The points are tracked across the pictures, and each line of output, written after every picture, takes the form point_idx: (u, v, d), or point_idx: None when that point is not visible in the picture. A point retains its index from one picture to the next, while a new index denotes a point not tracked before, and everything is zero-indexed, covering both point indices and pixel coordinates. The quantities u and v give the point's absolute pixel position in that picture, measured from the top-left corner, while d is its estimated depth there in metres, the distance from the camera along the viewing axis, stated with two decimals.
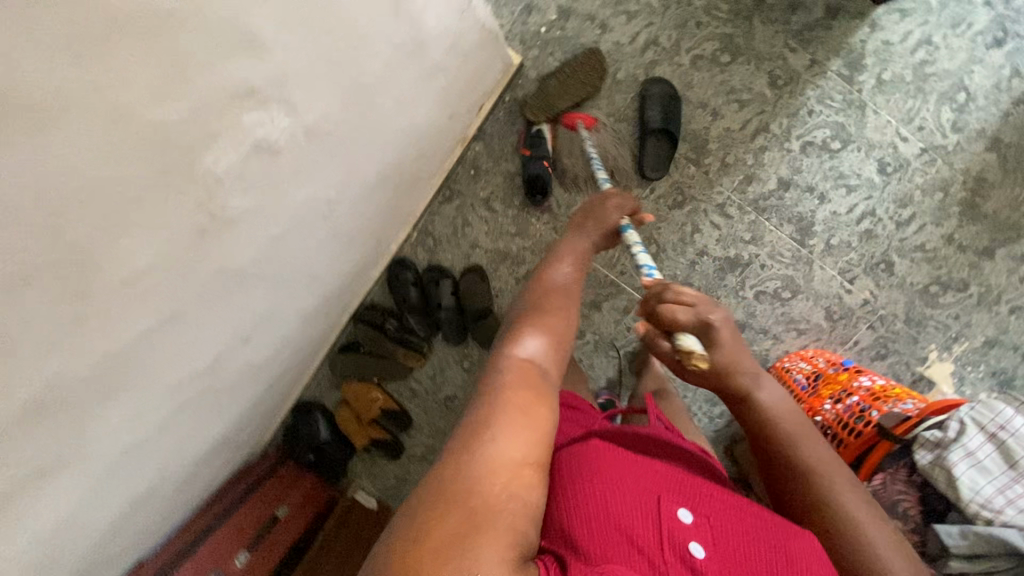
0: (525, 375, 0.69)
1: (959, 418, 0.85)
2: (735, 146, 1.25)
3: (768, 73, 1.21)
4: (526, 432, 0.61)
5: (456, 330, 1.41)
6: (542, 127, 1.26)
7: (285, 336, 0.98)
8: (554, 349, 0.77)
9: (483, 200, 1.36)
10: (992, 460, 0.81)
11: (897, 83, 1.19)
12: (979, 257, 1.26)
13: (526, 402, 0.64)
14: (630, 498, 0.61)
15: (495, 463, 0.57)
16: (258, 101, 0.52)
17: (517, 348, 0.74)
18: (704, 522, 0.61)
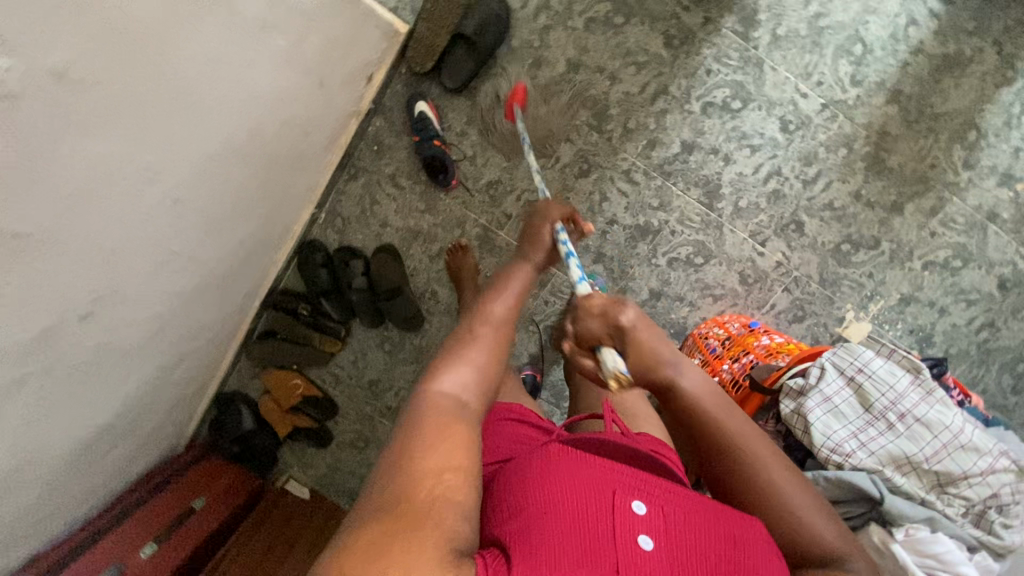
0: (449, 405, 0.68)
1: (821, 364, 0.90)
2: (637, 110, 1.22)
3: (663, 33, 1.18)
4: (449, 445, 0.62)
5: (370, 311, 1.39)
6: (422, 109, 1.23)
7: (158, 316, 0.95)
8: (482, 376, 0.75)
9: (389, 177, 1.33)
10: (847, 404, 0.87)
11: (792, 37, 1.16)
12: (888, 213, 1.24)
13: (443, 428, 0.64)
14: (583, 492, 0.60)
15: (422, 475, 0.58)
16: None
17: (440, 377, 0.72)
18: (655, 512, 0.61)
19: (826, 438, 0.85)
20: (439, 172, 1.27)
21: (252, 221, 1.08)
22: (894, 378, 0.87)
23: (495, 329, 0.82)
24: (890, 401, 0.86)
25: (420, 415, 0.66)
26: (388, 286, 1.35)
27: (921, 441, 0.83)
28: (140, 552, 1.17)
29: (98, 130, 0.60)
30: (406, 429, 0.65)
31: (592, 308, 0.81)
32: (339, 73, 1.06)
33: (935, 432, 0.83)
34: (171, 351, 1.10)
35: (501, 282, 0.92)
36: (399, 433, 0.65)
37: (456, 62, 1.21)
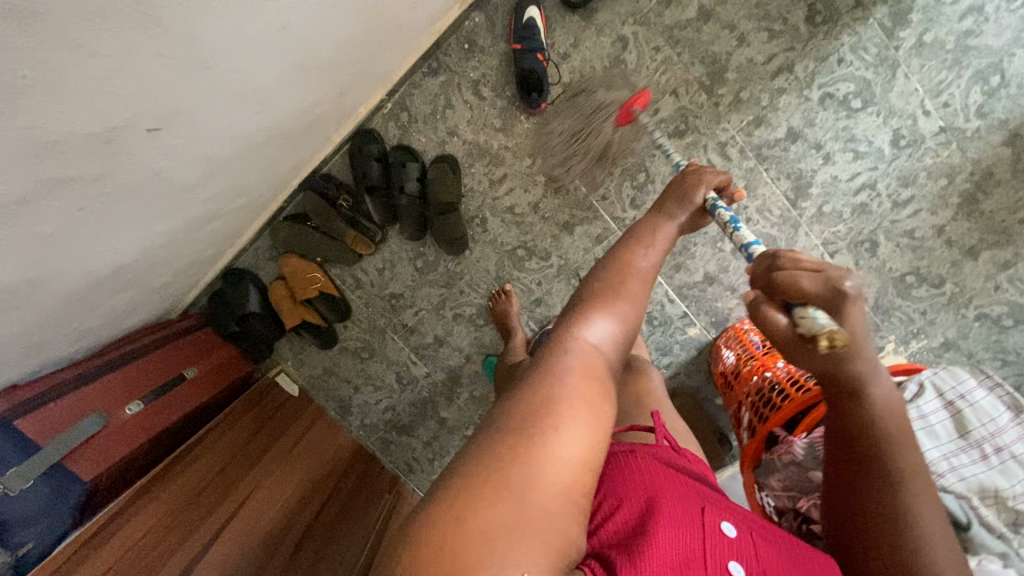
0: (595, 368, 0.53)
1: (920, 381, 0.82)
2: (754, 81, 1.14)
3: (808, 5, 1.09)
4: (588, 420, 0.49)
5: (415, 222, 1.29)
6: (531, 14, 1.13)
7: (212, 160, 0.85)
8: (631, 335, 0.60)
9: (472, 82, 1.22)
10: (943, 426, 0.79)
11: (936, 48, 1.09)
12: (962, 256, 1.21)
13: (584, 398, 0.50)
14: (672, 499, 0.55)
15: (545, 443, 0.47)
16: None
17: (584, 332, 0.56)
18: (746, 538, 0.54)
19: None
20: (533, 90, 1.16)
21: (331, 86, 0.96)
22: (996, 409, 0.78)
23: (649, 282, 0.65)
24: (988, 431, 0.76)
25: (553, 374, 0.52)
26: (442, 201, 1.26)
27: (1014, 477, 0.73)
28: (126, 408, 1.11)
29: None
30: (541, 382, 0.51)
31: (797, 262, 0.62)
32: None
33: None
34: (208, 204, 1.00)
35: (644, 231, 0.72)
36: (525, 389, 0.51)
37: None
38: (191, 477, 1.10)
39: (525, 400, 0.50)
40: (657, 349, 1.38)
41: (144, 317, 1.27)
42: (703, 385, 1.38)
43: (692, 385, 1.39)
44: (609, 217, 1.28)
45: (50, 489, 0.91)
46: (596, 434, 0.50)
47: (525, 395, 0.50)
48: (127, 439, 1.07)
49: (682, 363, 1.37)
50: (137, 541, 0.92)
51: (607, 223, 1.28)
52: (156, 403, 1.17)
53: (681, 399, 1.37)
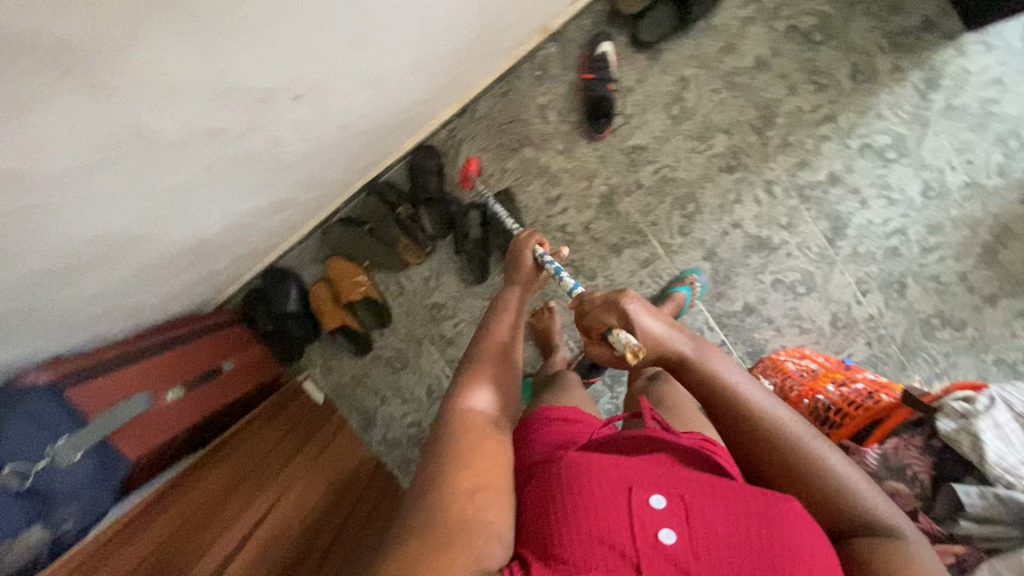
0: (480, 426, 0.71)
1: (990, 394, 0.77)
2: (801, 127, 1.25)
3: (853, 64, 1.21)
4: (488, 461, 0.66)
5: (476, 263, 1.34)
6: (606, 50, 1.22)
7: (317, 142, 0.88)
8: (502, 397, 0.80)
9: (540, 106, 1.30)
10: (1018, 436, 0.73)
11: (963, 112, 1.22)
12: (982, 302, 1.30)
13: (482, 454, 0.66)
14: (595, 488, 0.57)
15: (459, 494, 0.60)
16: None
17: (470, 397, 0.76)
18: (681, 503, 0.56)
19: (1000, 458, 0.71)
20: (601, 117, 1.25)
21: (425, 90, 1.01)
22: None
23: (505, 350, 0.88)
24: None
25: (455, 436, 0.69)
26: (504, 225, 1.30)
27: None
28: (167, 394, 1.04)
29: None
30: (446, 451, 0.66)
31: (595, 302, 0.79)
32: None
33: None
34: (289, 191, 1.02)
35: (503, 309, 0.97)
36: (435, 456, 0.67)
37: (657, 18, 1.22)
38: (208, 484, 1.00)
39: (440, 463, 0.65)
40: None
41: (186, 304, 1.25)
42: None
43: None
44: (657, 242, 1.33)
45: (93, 471, 0.85)
46: (503, 474, 0.65)
47: (437, 459, 0.66)
48: (169, 422, 1.02)
49: None
50: (159, 542, 0.84)
51: (655, 247, 1.33)
52: (198, 389, 1.13)
53: None
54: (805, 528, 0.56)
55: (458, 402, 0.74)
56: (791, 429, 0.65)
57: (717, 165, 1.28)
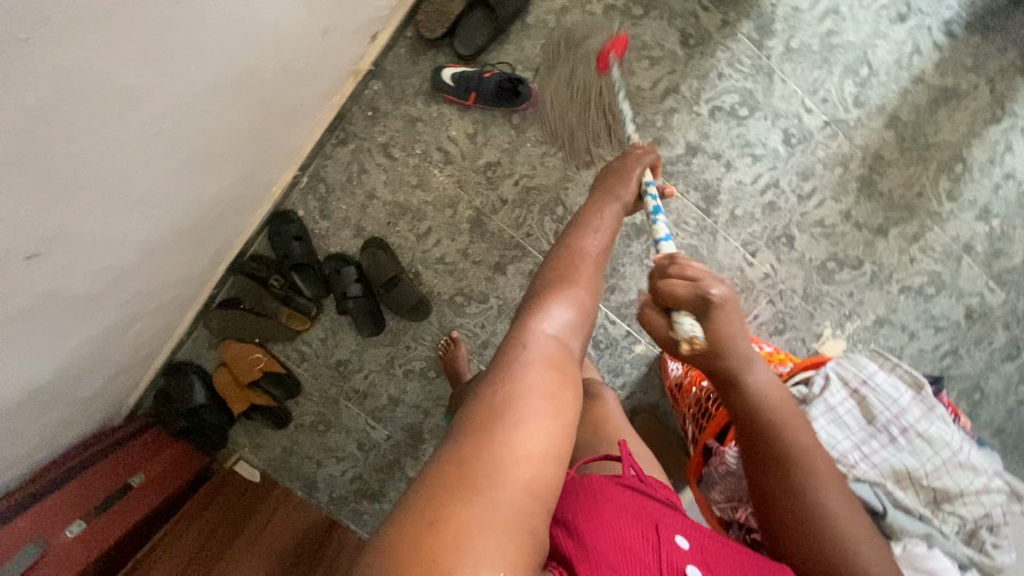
0: (556, 366, 0.60)
1: (825, 373, 0.85)
2: (645, 105, 1.20)
3: (681, 30, 1.17)
4: (550, 406, 0.55)
5: (368, 319, 1.32)
6: (446, 73, 1.17)
7: (113, 265, 0.84)
8: (583, 324, 0.67)
9: (381, 145, 1.24)
10: (851, 416, 0.82)
11: (803, 51, 1.18)
12: (873, 235, 1.26)
13: (553, 395, 0.56)
14: (628, 520, 0.56)
15: (520, 444, 0.51)
16: None
17: (548, 318, 0.64)
18: (699, 549, 0.58)
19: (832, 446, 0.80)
20: (514, 94, 1.17)
21: (229, 173, 0.97)
22: (894, 393, 0.82)
23: (593, 268, 0.73)
24: (893, 415, 0.81)
25: (524, 364, 0.58)
26: (385, 280, 1.27)
27: (921, 455, 0.78)
28: (67, 530, 1.05)
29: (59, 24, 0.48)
30: (510, 375, 0.57)
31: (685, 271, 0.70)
32: (350, 26, 0.98)
33: (936, 447, 0.78)
34: (121, 309, 0.98)
35: (602, 221, 0.81)
36: (498, 377, 0.57)
37: (472, 29, 1.17)
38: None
39: (498, 396, 0.55)
40: (608, 373, 1.37)
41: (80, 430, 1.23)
42: (660, 401, 1.38)
43: (649, 403, 1.38)
44: (537, 253, 1.29)
45: None
46: (567, 423, 0.56)
47: (499, 382, 0.56)
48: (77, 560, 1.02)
49: (634, 384, 1.38)
50: None
51: (537, 258, 1.28)
52: (102, 517, 1.13)
53: (641, 418, 1.36)
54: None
55: (538, 321, 0.63)
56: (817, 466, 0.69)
57: (575, 163, 1.24)
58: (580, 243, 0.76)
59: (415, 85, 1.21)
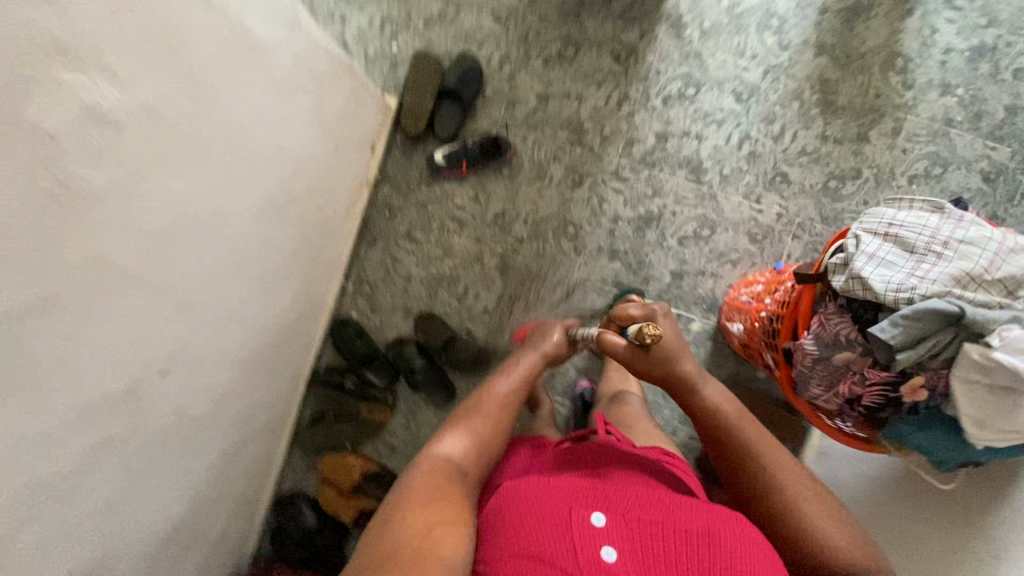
0: (448, 481, 0.68)
1: (854, 233, 0.78)
2: (608, 118, 1.39)
3: (611, 52, 1.38)
4: (438, 504, 0.63)
5: (438, 386, 1.39)
6: (438, 153, 1.37)
7: (219, 383, 0.97)
8: (478, 446, 0.76)
9: (405, 234, 1.42)
10: (893, 254, 0.74)
11: (717, 28, 1.36)
12: (857, 144, 1.35)
13: (441, 499, 0.64)
14: (543, 509, 0.60)
15: (411, 537, 0.58)
16: (79, 63, 0.51)
17: (441, 446, 0.74)
18: (619, 522, 0.59)
19: (898, 285, 0.71)
20: (497, 146, 1.38)
21: (291, 286, 1.14)
22: (924, 216, 0.75)
23: (497, 395, 0.84)
24: (933, 235, 0.73)
25: (414, 482, 0.67)
26: (441, 343, 1.38)
27: (972, 258, 0.70)
28: None
29: (161, 162, 0.65)
30: (402, 494, 0.65)
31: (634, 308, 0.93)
32: (351, 142, 1.20)
33: (978, 247, 0.70)
34: (230, 433, 1.09)
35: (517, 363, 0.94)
36: (391, 498, 0.66)
37: (446, 114, 1.39)
38: None
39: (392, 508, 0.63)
40: None
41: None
42: (738, 367, 1.37)
43: (729, 373, 1.38)
44: (567, 272, 1.40)
45: None
46: (460, 515, 0.63)
47: (392, 501, 0.65)
48: None
49: (705, 361, 1.39)
50: None
51: (568, 277, 1.40)
52: None
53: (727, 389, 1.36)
54: (755, 545, 0.61)
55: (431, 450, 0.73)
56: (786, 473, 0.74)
57: (570, 186, 1.40)
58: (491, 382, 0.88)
59: (415, 176, 1.42)
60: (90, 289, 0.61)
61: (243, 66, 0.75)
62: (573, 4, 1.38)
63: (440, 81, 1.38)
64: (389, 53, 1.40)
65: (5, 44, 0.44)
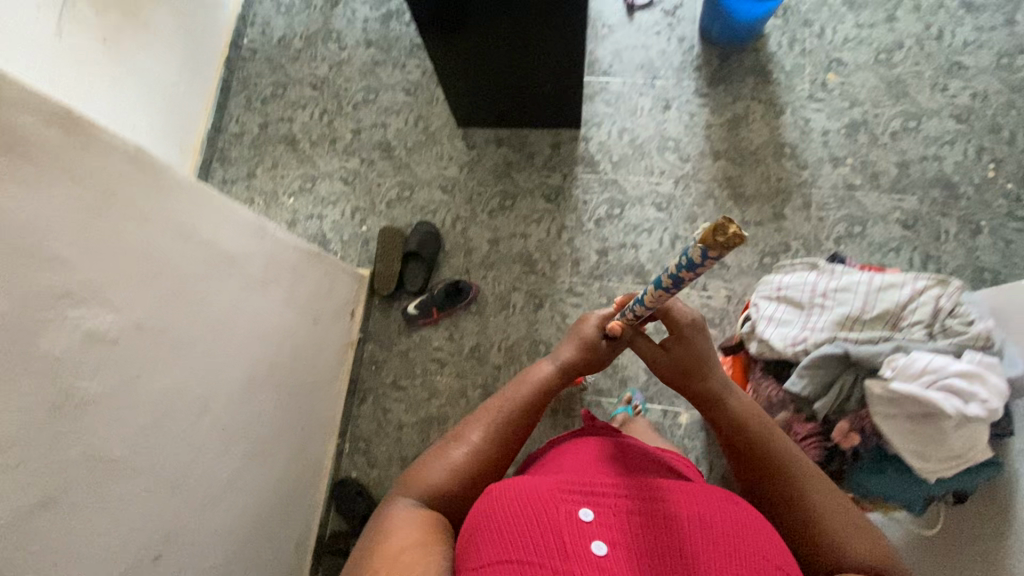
0: (434, 516, 0.75)
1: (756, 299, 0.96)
2: (553, 246, 1.59)
3: (542, 194, 1.63)
4: (414, 528, 0.70)
5: None
6: (410, 307, 1.54)
7: (217, 561, 1.00)
8: (463, 477, 0.81)
9: (391, 384, 1.53)
10: (786, 313, 0.92)
11: (625, 158, 1.61)
12: (776, 222, 1.50)
13: (417, 525, 0.71)
14: (533, 503, 0.65)
15: (384, 559, 0.66)
16: (80, 301, 0.67)
17: (425, 479, 0.81)
18: (608, 520, 0.64)
19: (790, 340, 0.89)
20: (460, 293, 1.54)
21: (283, 454, 1.22)
22: (804, 276, 0.93)
23: (495, 421, 0.87)
24: (811, 291, 0.91)
25: (397, 511, 0.75)
26: None
27: (849, 302, 0.88)
28: None
29: (150, 362, 0.79)
30: (387, 520, 0.73)
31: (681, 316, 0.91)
32: (330, 313, 1.37)
33: (852, 291, 0.88)
34: None
35: (525, 380, 0.94)
36: (381, 521, 0.75)
37: (412, 273, 1.58)
38: None
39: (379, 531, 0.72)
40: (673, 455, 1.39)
41: None
42: None
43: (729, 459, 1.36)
44: None
45: None
46: (434, 538, 0.70)
47: (377, 525, 0.74)
48: None
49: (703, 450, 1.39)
50: None
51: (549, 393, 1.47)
52: None
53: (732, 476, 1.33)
54: (745, 530, 0.64)
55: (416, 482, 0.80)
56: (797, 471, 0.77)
57: (534, 310, 1.54)
58: (488, 407, 0.90)
59: (394, 330, 1.57)
60: (84, 483, 0.71)
61: (223, 274, 0.94)
62: (503, 166, 1.66)
63: (404, 246, 1.59)
64: (361, 234, 1.66)
65: (25, 305, 0.61)
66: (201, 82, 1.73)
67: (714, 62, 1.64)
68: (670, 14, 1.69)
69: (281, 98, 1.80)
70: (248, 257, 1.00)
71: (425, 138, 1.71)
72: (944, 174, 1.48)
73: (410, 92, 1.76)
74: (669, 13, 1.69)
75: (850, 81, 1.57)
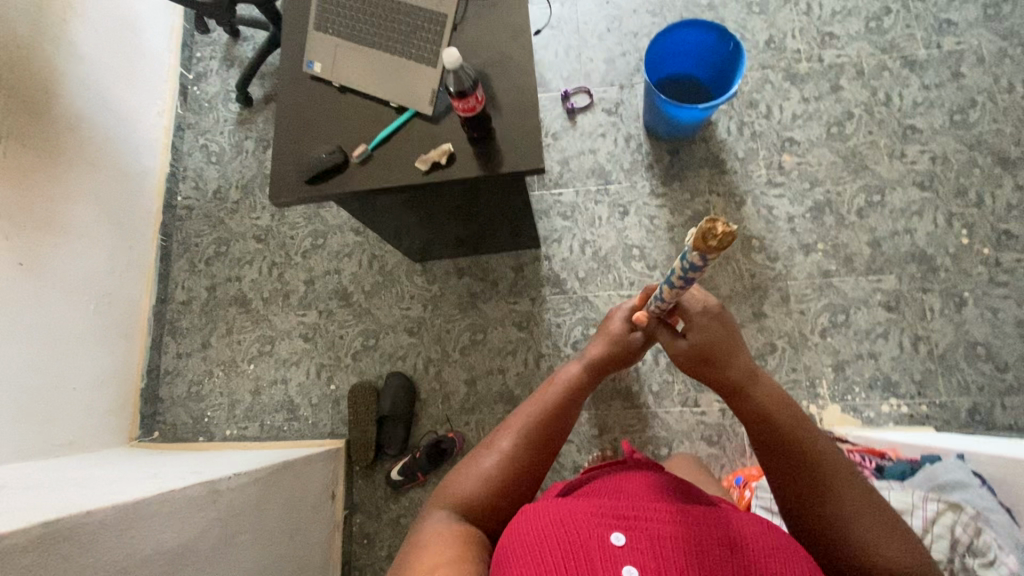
0: (471, 528, 0.75)
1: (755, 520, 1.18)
2: (534, 378, 1.51)
3: (514, 322, 1.55)
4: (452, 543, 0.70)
5: None
6: (393, 475, 1.45)
7: None
8: (496, 489, 0.82)
9: (387, 557, 1.43)
10: None
11: (592, 273, 1.55)
12: (758, 322, 1.44)
13: (456, 537, 0.71)
14: (563, 523, 0.65)
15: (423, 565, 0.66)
16: None
17: (461, 486, 0.82)
18: (639, 543, 0.61)
19: None
20: (443, 451, 1.45)
21: None
22: None
23: (523, 425, 0.89)
24: None
25: (439, 519, 0.76)
26: None
27: None
28: None
29: None
30: (429, 526, 0.75)
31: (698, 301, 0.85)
32: (308, 511, 1.27)
33: None
34: None
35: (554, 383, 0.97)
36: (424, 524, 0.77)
37: (389, 434, 1.49)
38: None
39: (419, 537, 0.73)
40: None
41: None
42: None
43: None
44: None
45: None
46: (471, 551, 0.69)
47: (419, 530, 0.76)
48: None
49: None
50: None
51: None
52: None
53: None
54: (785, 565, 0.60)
55: (455, 489, 0.82)
56: (834, 472, 0.72)
57: None
58: (518, 414, 0.91)
59: (381, 496, 1.47)
60: None
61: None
62: (468, 297, 1.59)
63: (376, 408, 1.50)
64: (330, 394, 1.56)
65: None
66: (138, 257, 1.63)
67: (665, 158, 1.58)
68: (613, 113, 1.63)
69: (226, 256, 1.71)
70: (202, 533, 0.92)
71: (383, 278, 1.63)
72: (919, 247, 1.43)
73: (360, 231, 1.68)
74: (612, 112, 1.63)
75: (807, 160, 1.53)
